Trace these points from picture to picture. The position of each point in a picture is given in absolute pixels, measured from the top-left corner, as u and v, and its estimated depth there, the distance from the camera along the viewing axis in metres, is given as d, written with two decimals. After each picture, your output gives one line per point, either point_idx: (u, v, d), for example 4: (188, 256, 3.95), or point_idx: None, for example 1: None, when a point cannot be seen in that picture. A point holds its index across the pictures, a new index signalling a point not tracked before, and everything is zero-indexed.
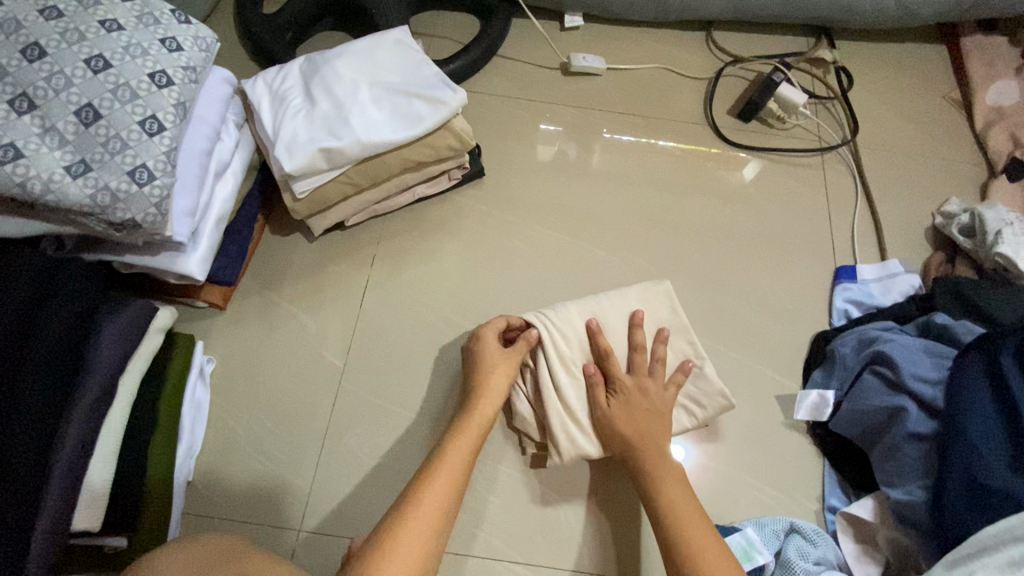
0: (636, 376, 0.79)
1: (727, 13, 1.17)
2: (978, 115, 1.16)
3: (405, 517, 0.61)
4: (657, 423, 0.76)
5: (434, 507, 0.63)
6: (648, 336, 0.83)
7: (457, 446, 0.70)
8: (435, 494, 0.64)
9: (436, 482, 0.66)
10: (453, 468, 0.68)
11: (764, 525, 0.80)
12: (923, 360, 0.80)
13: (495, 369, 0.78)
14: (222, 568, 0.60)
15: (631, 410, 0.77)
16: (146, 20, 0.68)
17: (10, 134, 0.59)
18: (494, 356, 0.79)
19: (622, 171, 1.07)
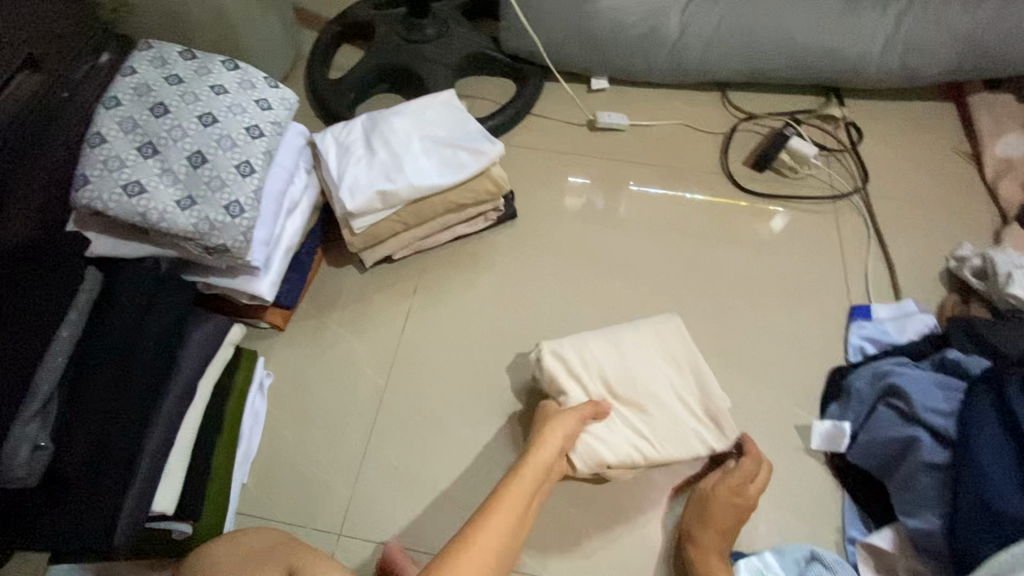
0: (748, 486, 0.84)
1: (740, 75, 1.29)
2: (988, 166, 1.22)
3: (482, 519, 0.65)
4: (735, 532, 0.83)
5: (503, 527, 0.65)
6: (661, 362, 0.89)
7: (509, 497, 0.69)
8: (487, 542, 0.62)
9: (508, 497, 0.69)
10: (526, 486, 0.71)
11: (786, 553, 0.82)
12: (935, 392, 0.84)
13: (569, 416, 0.81)
14: (276, 554, 0.68)
15: (728, 507, 0.83)
16: (245, 85, 0.82)
17: (138, 174, 0.72)
18: (549, 414, 0.83)
19: (644, 214, 1.17)
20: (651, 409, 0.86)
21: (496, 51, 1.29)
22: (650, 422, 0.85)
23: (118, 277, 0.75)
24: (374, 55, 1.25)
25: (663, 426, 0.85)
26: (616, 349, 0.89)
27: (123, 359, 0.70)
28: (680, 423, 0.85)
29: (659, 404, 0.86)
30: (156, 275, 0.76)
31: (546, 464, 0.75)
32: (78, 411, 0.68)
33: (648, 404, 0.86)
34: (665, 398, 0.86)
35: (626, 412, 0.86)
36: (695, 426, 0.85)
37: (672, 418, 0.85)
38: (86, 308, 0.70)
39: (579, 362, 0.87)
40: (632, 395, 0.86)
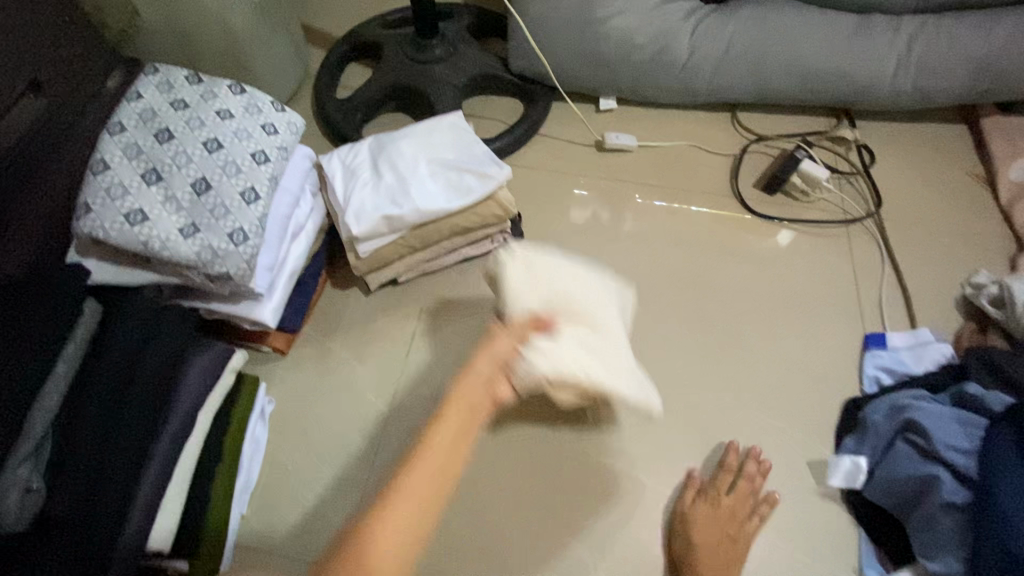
0: (732, 498, 0.87)
1: (750, 97, 1.28)
2: (1002, 191, 1.20)
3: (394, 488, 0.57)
4: (730, 549, 0.84)
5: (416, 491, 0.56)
6: (619, 325, 0.81)
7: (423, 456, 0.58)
8: (401, 516, 0.55)
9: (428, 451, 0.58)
10: (448, 435, 0.60)
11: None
12: (955, 429, 0.81)
13: (505, 337, 0.69)
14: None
15: (714, 521, 0.85)
16: (251, 109, 0.81)
17: (140, 201, 0.71)
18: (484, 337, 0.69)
19: (653, 237, 1.15)
20: (609, 346, 0.76)
21: (504, 71, 1.28)
22: (603, 352, 0.74)
23: (118, 309, 0.74)
24: (382, 74, 1.25)
25: (618, 367, 0.75)
26: (580, 283, 0.81)
27: (122, 390, 0.69)
28: (637, 371, 0.78)
29: (616, 354, 0.77)
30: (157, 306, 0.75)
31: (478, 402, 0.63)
32: (71, 449, 0.66)
33: (607, 340, 0.77)
34: (619, 339, 0.79)
35: (577, 331, 0.74)
36: (647, 384, 0.78)
37: (628, 366, 0.76)
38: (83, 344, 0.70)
39: (524, 278, 0.77)
40: (583, 319, 0.76)
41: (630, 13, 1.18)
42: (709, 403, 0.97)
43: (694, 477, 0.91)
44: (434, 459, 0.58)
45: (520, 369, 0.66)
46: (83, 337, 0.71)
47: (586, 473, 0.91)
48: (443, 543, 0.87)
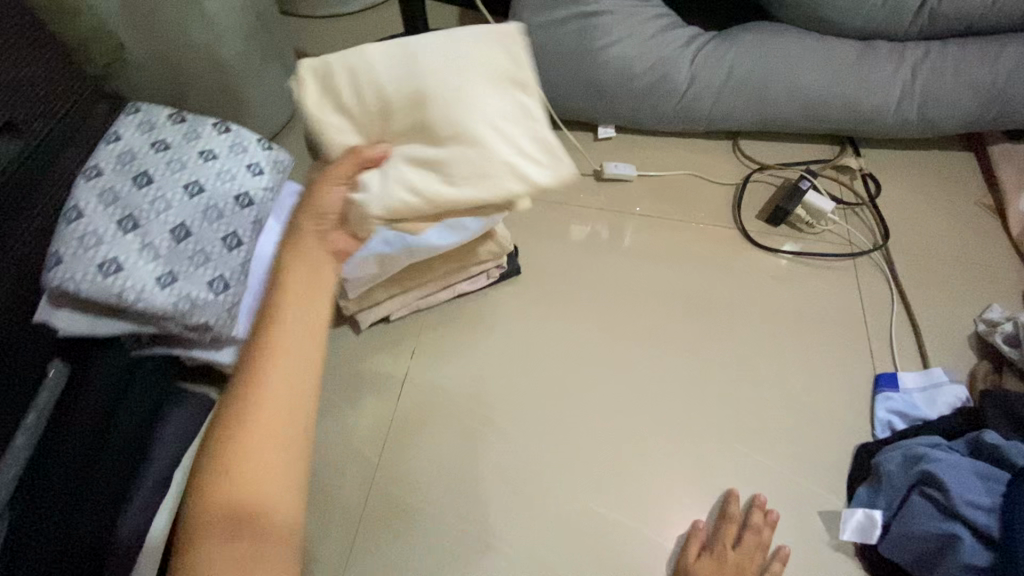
0: (737, 552, 0.82)
1: (752, 125, 1.25)
2: (1012, 221, 1.17)
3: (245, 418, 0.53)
4: None
5: (271, 410, 0.53)
6: (486, 84, 0.64)
7: (268, 374, 0.54)
8: (263, 438, 0.53)
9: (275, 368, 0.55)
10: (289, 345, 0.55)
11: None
12: (974, 483, 0.77)
13: (314, 199, 0.63)
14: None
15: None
16: (236, 149, 0.78)
17: (115, 249, 0.67)
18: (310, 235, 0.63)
19: (654, 270, 1.11)
20: (429, 104, 0.64)
21: None
22: (453, 165, 0.64)
23: (86, 367, 0.68)
24: None
25: (448, 126, 0.63)
26: (399, 56, 0.64)
27: (91, 457, 0.63)
28: (501, 157, 0.64)
29: (475, 134, 0.64)
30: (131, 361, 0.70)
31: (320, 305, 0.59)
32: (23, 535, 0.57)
33: (430, 106, 0.63)
34: (462, 94, 0.64)
35: (420, 150, 0.66)
36: (515, 137, 0.65)
37: (461, 122, 0.63)
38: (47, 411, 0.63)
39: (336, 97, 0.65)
40: (417, 129, 0.65)
41: (628, 41, 1.16)
42: (714, 449, 0.93)
43: (699, 528, 0.85)
44: (283, 375, 0.55)
45: (355, 218, 0.64)
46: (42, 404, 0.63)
47: (585, 524, 0.87)
48: None
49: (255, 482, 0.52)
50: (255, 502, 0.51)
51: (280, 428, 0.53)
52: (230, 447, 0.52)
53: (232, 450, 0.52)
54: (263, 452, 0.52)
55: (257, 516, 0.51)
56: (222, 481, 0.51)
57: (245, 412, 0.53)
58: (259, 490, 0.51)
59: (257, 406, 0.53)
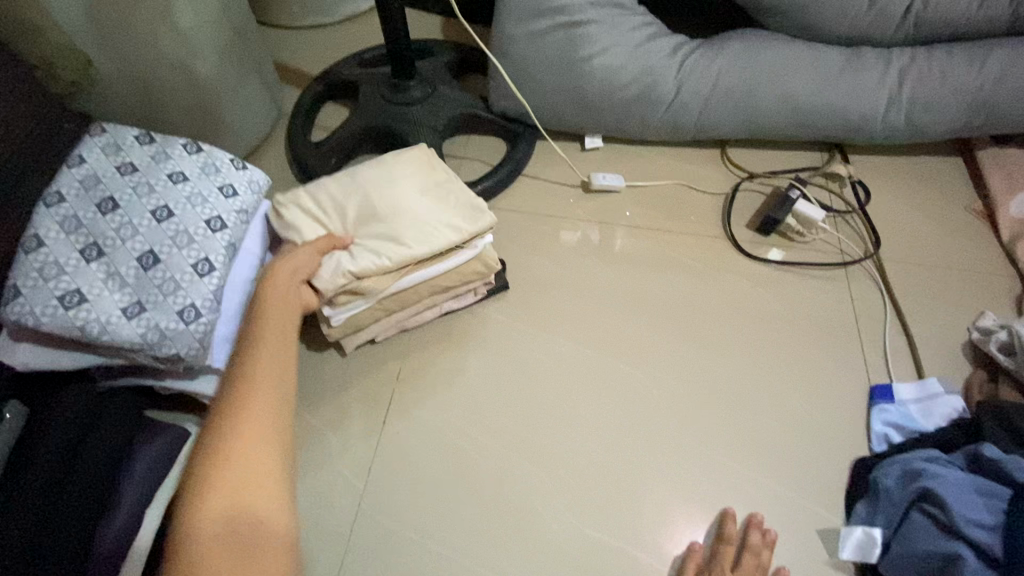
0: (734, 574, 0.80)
1: (740, 133, 1.24)
2: (1002, 227, 1.16)
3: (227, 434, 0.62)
4: None
5: (257, 422, 0.63)
6: (414, 188, 0.90)
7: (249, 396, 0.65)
8: (252, 446, 0.62)
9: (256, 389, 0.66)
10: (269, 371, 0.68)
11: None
12: (974, 500, 0.76)
13: (285, 262, 0.78)
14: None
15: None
16: (207, 170, 0.75)
17: (78, 280, 0.64)
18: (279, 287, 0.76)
19: (644, 282, 1.09)
20: (371, 194, 0.88)
21: (486, 111, 1.23)
22: (398, 232, 0.85)
23: (46, 407, 0.65)
24: (359, 116, 1.20)
25: (384, 207, 0.87)
26: (349, 183, 0.89)
27: (53, 495, 0.60)
28: (435, 222, 0.87)
29: (417, 213, 0.87)
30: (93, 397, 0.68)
31: (283, 341, 0.72)
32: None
33: (381, 202, 0.87)
34: (396, 186, 0.89)
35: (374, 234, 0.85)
36: (445, 208, 0.89)
37: (396, 204, 0.87)
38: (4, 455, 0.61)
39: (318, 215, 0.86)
40: (375, 219, 0.86)
41: (614, 51, 1.14)
42: (710, 466, 0.91)
43: (695, 550, 0.83)
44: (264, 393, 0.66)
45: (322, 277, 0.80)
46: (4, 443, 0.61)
47: (577, 549, 0.85)
48: None
49: (249, 499, 0.59)
50: (254, 513, 0.58)
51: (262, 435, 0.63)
52: (219, 469, 0.59)
53: (227, 474, 0.59)
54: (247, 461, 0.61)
55: (254, 519, 0.58)
56: (220, 501, 0.58)
57: (235, 438, 0.62)
58: (257, 502, 0.59)
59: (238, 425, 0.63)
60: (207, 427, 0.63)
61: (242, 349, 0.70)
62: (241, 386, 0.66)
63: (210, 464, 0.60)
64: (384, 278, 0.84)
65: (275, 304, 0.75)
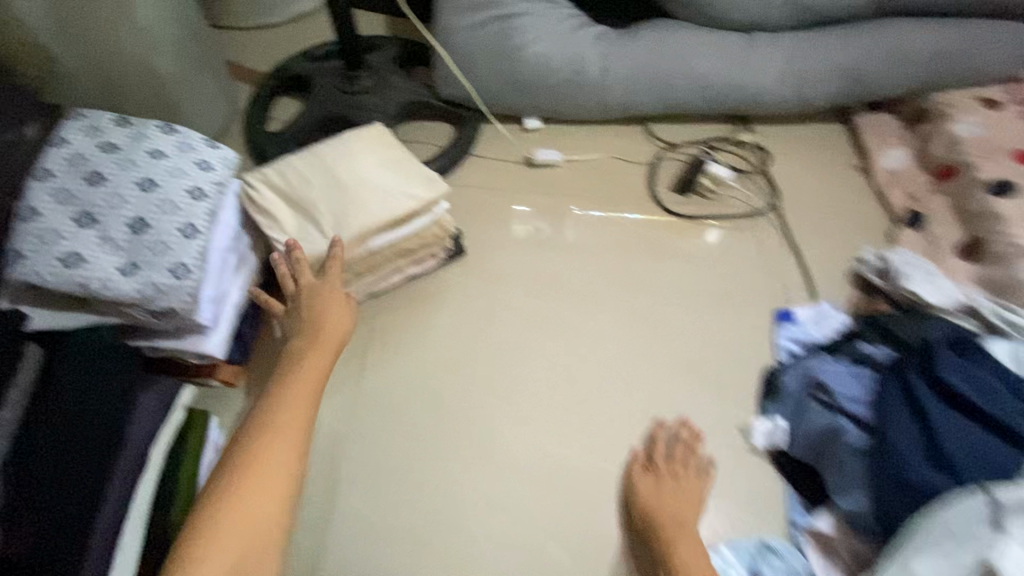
0: (669, 463, 0.94)
1: (660, 110, 1.41)
2: (878, 178, 1.37)
3: (239, 485, 0.71)
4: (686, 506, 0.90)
5: (265, 479, 0.73)
6: (372, 160, 1.00)
7: (262, 455, 0.74)
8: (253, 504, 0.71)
9: (271, 448, 0.75)
10: (287, 431, 0.77)
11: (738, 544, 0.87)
12: (851, 382, 0.94)
13: (333, 316, 0.89)
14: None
15: (659, 488, 0.91)
16: (183, 148, 0.83)
17: (77, 245, 0.72)
18: (318, 334, 0.87)
19: (585, 242, 1.24)
20: (333, 168, 0.98)
21: (434, 98, 1.35)
22: (364, 202, 0.96)
23: (59, 354, 0.72)
24: (315, 107, 1.29)
25: (345, 179, 0.97)
26: (310, 159, 0.98)
27: (74, 431, 0.68)
28: (395, 191, 0.98)
29: (378, 183, 0.98)
30: (107, 343, 0.74)
31: (304, 401, 0.80)
32: (24, 496, 0.65)
33: (343, 174, 0.97)
34: (355, 160, 0.99)
35: (338, 204, 0.95)
36: (402, 177, 0.99)
37: (356, 176, 0.97)
38: (30, 388, 0.69)
39: (281, 191, 0.95)
40: (339, 191, 0.96)
41: (544, 41, 1.29)
42: (649, 387, 1.05)
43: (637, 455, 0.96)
44: (278, 451, 0.75)
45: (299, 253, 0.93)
46: (24, 388, 0.69)
47: (539, 466, 0.97)
48: (409, 548, 0.90)
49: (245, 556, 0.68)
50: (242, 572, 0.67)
51: (269, 491, 0.72)
52: (226, 516, 0.69)
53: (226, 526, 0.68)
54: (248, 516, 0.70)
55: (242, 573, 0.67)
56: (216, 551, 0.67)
57: (246, 489, 0.71)
58: (254, 553, 0.68)
59: (250, 477, 0.72)
60: (224, 474, 0.72)
61: (266, 404, 0.80)
62: (262, 440, 0.75)
63: (228, 505, 0.70)
64: (351, 245, 0.96)
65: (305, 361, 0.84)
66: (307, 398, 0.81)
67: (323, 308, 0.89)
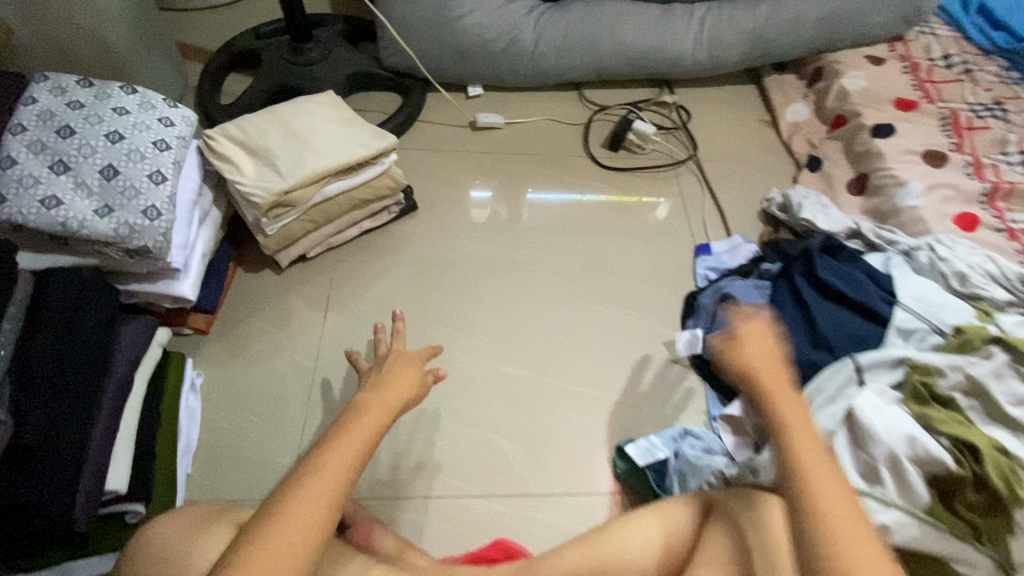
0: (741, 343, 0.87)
1: (590, 76, 1.54)
2: (784, 130, 1.55)
3: (259, 542, 0.58)
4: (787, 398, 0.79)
5: (289, 539, 0.58)
6: (326, 120, 1.11)
7: (294, 509, 0.60)
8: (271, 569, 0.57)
9: (305, 498, 0.61)
10: (330, 482, 0.62)
11: (640, 444, 1.00)
12: (752, 291, 1.09)
13: (405, 374, 0.79)
14: (224, 516, 0.76)
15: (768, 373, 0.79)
16: (145, 105, 0.90)
17: (53, 189, 0.79)
18: (391, 394, 0.75)
19: (526, 194, 1.37)
20: (289, 127, 1.08)
21: (380, 70, 1.45)
22: (318, 154, 1.05)
23: (48, 279, 0.77)
24: (266, 79, 1.36)
25: (300, 136, 1.07)
26: (269, 119, 1.08)
27: (65, 350, 0.74)
28: (347, 145, 1.08)
29: (331, 138, 1.08)
30: (91, 278, 0.81)
31: (359, 452, 0.66)
32: (22, 400, 0.70)
33: (299, 132, 1.07)
34: (310, 120, 1.10)
35: (294, 155, 1.04)
36: (353, 134, 1.10)
37: (310, 133, 1.07)
38: (25, 304, 0.75)
39: (241, 146, 1.03)
40: (294, 144, 1.05)
41: (479, 13, 1.40)
42: (586, 315, 1.20)
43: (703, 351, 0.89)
44: (312, 507, 0.60)
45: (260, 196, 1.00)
46: (20, 305, 0.75)
47: (492, 385, 1.10)
48: (379, 460, 1.01)
49: None
50: None
51: (291, 554, 0.58)
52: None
53: None
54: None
55: None
56: None
57: (266, 541, 0.58)
58: None
59: (276, 531, 0.58)
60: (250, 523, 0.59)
61: (318, 445, 0.66)
62: (297, 481, 0.62)
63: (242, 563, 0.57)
64: (308, 191, 1.04)
65: (367, 418, 0.70)
66: (362, 448, 0.67)
67: (401, 364, 0.81)
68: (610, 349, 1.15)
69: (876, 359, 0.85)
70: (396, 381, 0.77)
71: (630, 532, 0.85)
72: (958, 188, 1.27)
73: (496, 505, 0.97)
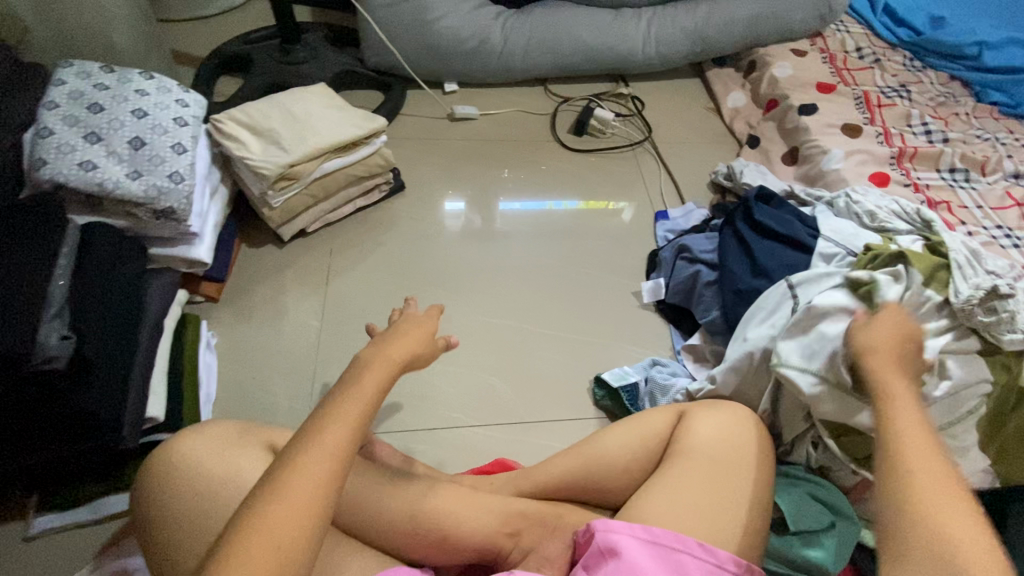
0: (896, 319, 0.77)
1: (553, 71, 1.72)
2: (726, 114, 1.76)
3: (272, 495, 0.55)
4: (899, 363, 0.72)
5: (301, 493, 0.55)
6: (322, 107, 1.24)
7: (301, 466, 0.57)
8: (286, 514, 0.54)
9: (313, 447, 0.58)
10: (338, 435, 0.60)
11: (615, 371, 1.14)
12: (703, 241, 1.25)
13: (395, 344, 0.72)
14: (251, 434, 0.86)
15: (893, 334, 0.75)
16: (163, 89, 1.01)
17: (89, 156, 0.90)
18: (390, 352, 0.70)
19: (503, 174, 1.52)
20: (289, 112, 1.20)
21: (364, 69, 1.60)
22: (317, 134, 1.18)
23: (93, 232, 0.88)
24: (258, 79, 1.49)
25: (300, 120, 1.19)
26: (270, 106, 1.20)
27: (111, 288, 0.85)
28: (342, 126, 1.21)
29: (327, 122, 1.21)
30: (122, 237, 0.92)
31: (356, 410, 0.62)
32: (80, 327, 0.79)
33: (298, 116, 1.20)
34: (307, 106, 1.23)
35: (296, 135, 1.17)
36: (347, 117, 1.24)
37: (308, 117, 1.20)
38: (74, 246, 0.84)
39: (247, 128, 1.15)
40: (295, 126, 1.18)
41: (452, 17, 1.56)
42: (562, 273, 1.34)
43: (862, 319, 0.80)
44: (319, 459, 0.57)
45: (267, 170, 1.12)
46: (72, 245, 0.84)
47: (482, 334, 1.22)
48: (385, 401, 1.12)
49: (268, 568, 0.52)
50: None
51: (308, 491, 0.56)
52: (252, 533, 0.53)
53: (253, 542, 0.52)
54: (286, 518, 0.54)
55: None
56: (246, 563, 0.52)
57: (279, 489, 0.55)
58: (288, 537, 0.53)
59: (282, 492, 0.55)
60: (259, 485, 0.56)
61: (323, 410, 0.62)
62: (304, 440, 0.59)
63: (261, 511, 0.54)
64: (310, 166, 1.16)
65: (367, 385, 0.65)
66: (360, 407, 0.63)
67: (408, 329, 0.76)
68: (585, 301, 1.30)
69: (806, 275, 1.02)
70: (394, 339, 0.73)
71: (611, 437, 0.97)
72: (872, 153, 1.48)
73: (493, 433, 1.10)
